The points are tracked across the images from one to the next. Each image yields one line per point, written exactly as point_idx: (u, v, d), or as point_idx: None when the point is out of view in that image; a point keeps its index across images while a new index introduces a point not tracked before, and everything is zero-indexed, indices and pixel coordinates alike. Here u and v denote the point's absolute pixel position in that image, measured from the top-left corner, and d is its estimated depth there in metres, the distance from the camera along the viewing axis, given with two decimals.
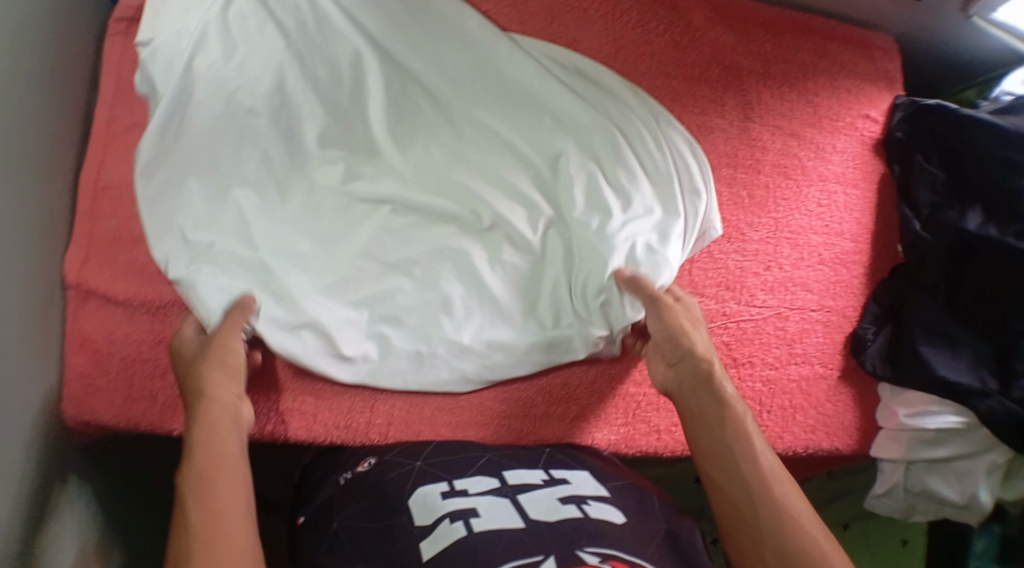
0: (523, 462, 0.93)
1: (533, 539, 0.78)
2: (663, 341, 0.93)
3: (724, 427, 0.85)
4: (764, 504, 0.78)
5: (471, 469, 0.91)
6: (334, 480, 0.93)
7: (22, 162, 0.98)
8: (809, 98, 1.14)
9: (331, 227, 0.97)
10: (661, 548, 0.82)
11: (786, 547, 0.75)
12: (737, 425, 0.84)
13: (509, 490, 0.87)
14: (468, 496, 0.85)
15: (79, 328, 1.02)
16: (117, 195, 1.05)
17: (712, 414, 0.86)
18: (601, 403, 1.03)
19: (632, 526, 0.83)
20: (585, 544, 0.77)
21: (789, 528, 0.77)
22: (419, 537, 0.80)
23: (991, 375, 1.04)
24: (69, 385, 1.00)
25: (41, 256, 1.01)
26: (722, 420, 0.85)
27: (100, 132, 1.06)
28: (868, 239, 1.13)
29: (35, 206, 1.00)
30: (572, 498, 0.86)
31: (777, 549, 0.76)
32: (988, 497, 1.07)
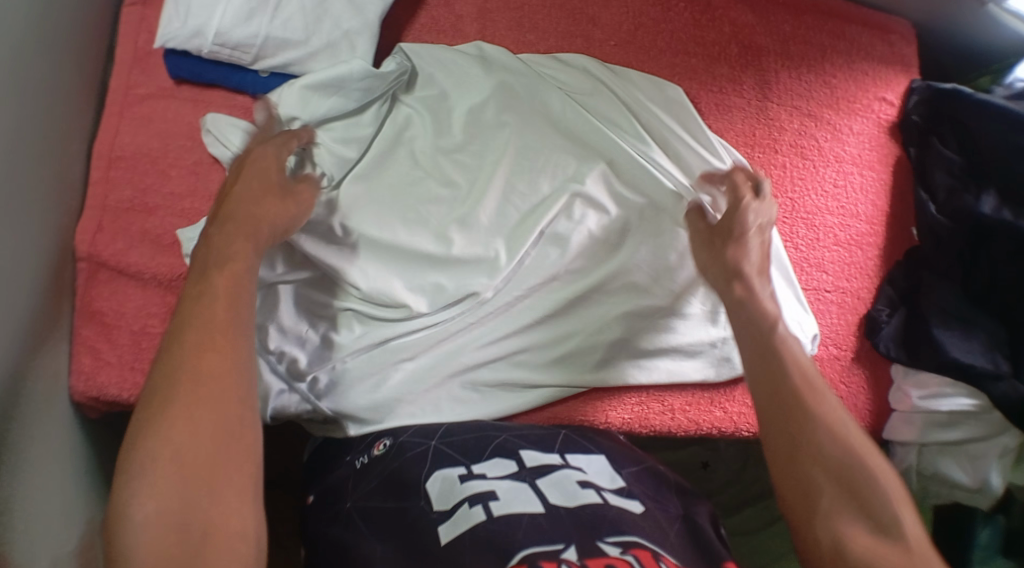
0: (540, 444, 0.94)
1: (552, 525, 0.81)
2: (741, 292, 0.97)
3: (778, 368, 0.90)
4: (811, 419, 0.86)
5: (488, 452, 0.92)
6: (350, 462, 0.95)
7: (39, 129, 0.98)
8: (826, 79, 1.15)
9: (405, 251, 1.00)
10: (678, 535, 0.85)
11: (822, 449, 0.85)
12: (783, 362, 0.90)
13: (526, 475, 0.88)
14: (486, 480, 0.87)
15: (89, 300, 1.01)
16: (130, 165, 1.04)
17: (766, 359, 0.91)
18: (625, 391, 1.04)
19: (649, 514, 0.86)
20: (606, 535, 0.80)
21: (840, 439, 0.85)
22: (438, 520, 0.84)
23: (1004, 358, 1.04)
24: (81, 358, 0.99)
25: (53, 224, 1.00)
26: (766, 349, 0.92)
27: (115, 101, 1.06)
28: (883, 222, 1.13)
29: (46, 174, 0.99)
30: (590, 484, 0.88)
31: (812, 449, 0.85)
32: (999, 481, 1.06)
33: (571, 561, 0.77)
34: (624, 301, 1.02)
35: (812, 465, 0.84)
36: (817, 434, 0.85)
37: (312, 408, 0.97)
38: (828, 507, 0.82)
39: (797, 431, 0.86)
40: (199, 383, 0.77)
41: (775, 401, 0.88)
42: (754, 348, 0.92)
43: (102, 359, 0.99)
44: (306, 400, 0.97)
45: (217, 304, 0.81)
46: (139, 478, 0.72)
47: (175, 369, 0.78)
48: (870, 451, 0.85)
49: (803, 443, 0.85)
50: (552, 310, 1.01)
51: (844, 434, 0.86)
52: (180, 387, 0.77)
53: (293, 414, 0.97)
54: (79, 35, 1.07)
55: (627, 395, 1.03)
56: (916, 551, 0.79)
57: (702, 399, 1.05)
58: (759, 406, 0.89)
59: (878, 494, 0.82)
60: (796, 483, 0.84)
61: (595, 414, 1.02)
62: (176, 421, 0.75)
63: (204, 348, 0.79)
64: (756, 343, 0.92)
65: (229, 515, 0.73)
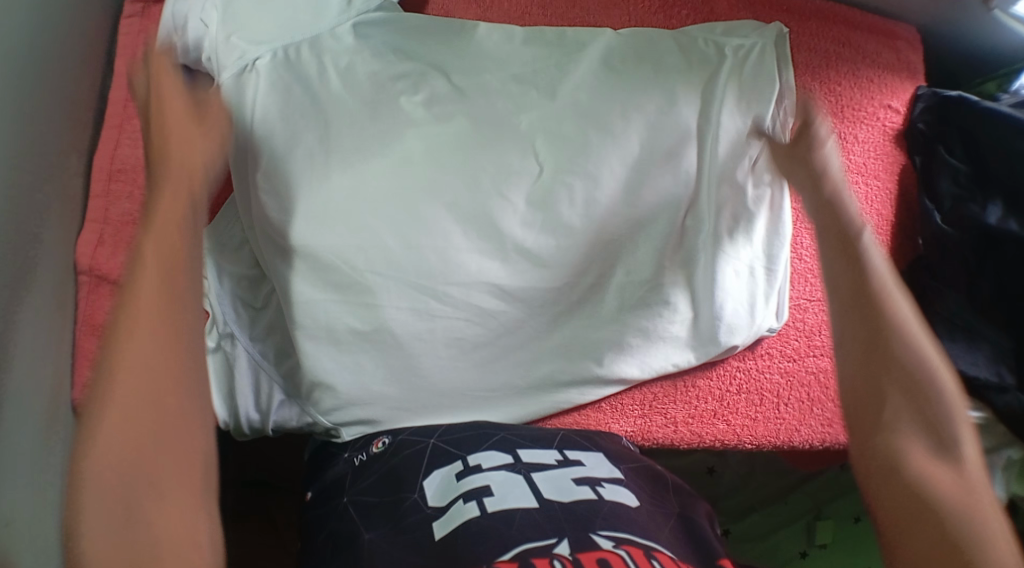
0: (539, 441, 0.93)
1: (546, 520, 0.79)
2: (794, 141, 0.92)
3: (854, 269, 0.82)
4: (889, 327, 0.79)
5: (485, 444, 0.91)
6: (350, 459, 0.95)
7: (40, 140, 0.98)
8: (832, 87, 1.13)
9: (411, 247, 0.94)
10: (674, 531, 0.84)
11: (905, 363, 0.77)
12: (864, 257, 0.83)
13: (522, 468, 0.87)
14: (482, 473, 0.86)
15: (91, 312, 1.00)
16: (133, 178, 1.04)
17: (837, 255, 0.84)
18: (628, 400, 1.04)
19: (645, 509, 0.85)
20: (599, 528, 0.79)
21: (917, 359, 0.77)
22: (431, 516, 0.82)
23: (1009, 370, 1.03)
24: (83, 371, 0.99)
25: (54, 234, 1.00)
26: (838, 230, 0.85)
27: (114, 114, 1.07)
28: (890, 231, 1.11)
29: (44, 188, 0.98)
30: (586, 480, 0.86)
31: (890, 364, 0.77)
32: (1003, 493, 1.08)
33: (564, 557, 0.74)
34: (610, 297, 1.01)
35: (885, 371, 0.77)
36: (895, 338, 0.78)
37: (313, 420, 0.98)
38: (897, 424, 0.75)
39: (872, 323, 0.79)
40: (137, 382, 0.68)
41: (849, 292, 0.82)
42: (832, 250, 0.84)
43: None
44: (303, 414, 0.98)
45: (143, 340, 0.69)
46: (78, 495, 0.64)
47: (110, 365, 0.69)
48: (940, 364, 0.78)
49: (878, 342, 0.78)
50: (558, 314, 1.00)
51: (914, 346, 0.78)
52: (116, 385, 0.68)
53: (292, 428, 0.99)
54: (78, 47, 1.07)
55: (631, 407, 1.03)
56: (971, 475, 0.73)
57: (706, 410, 1.04)
58: (832, 306, 0.82)
59: (943, 414, 0.75)
60: (869, 395, 0.77)
61: (598, 424, 1.03)
62: (114, 425, 0.66)
63: (138, 382, 0.68)
64: (826, 236, 0.85)
65: (183, 526, 0.65)
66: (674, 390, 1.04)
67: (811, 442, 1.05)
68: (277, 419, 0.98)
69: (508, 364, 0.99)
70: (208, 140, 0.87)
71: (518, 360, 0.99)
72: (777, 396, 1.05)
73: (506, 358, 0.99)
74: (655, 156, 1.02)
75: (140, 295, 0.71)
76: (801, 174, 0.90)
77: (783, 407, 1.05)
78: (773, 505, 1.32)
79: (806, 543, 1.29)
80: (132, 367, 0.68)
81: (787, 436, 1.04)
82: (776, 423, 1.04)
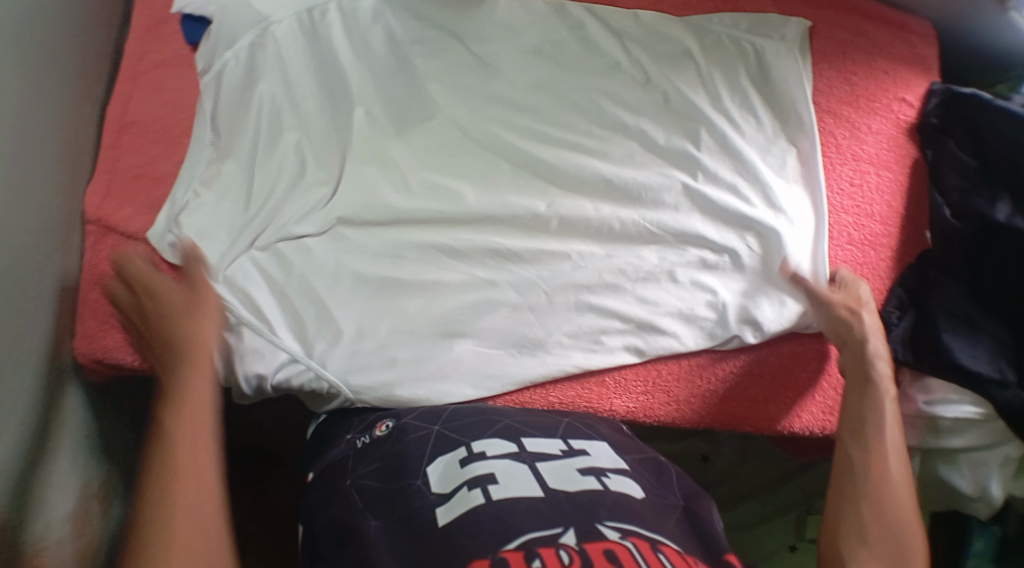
0: (542, 429, 0.92)
1: (551, 510, 0.79)
2: (832, 333, 1.00)
3: (868, 399, 0.94)
4: (881, 502, 0.86)
5: (489, 432, 0.90)
6: (350, 441, 0.93)
7: (51, 90, 0.97)
8: (848, 77, 1.14)
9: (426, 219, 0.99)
10: (678, 524, 0.84)
11: (887, 508, 0.86)
12: (876, 401, 0.93)
13: (527, 457, 0.86)
14: (487, 461, 0.85)
15: (96, 264, 0.98)
16: (142, 132, 1.02)
17: (869, 395, 0.94)
18: (627, 372, 1.01)
19: (650, 500, 0.84)
20: (605, 518, 0.79)
21: (899, 505, 0.86)
22: (435, 503, 0.82)
23: (1009, 366, 1.03)
24: (84, 323, 0.97)
25: (62, 184, 0.98)
26: (863, 415, 0.92)
27: (128, 69, 1.05)
28: (897, 222, 1.12)
29: (55, 138, 0.98)
30: (592, 470, 0.86)
31: (876, 502, 0.86)
32: (999, 491, 1.07)
33: (570, 548, 0.74)
34: (658, 293, 1.01)
35: (871, 517, 0.85)
36: (883, 491, 0.87)
37: (315, 376, 0.94)
38: (860, 554, 0.83)
39: (867, 489, 0.87)
40: (184, 491, 0.77)
41: (848, 464, 0.89)
42: (852, 383, 0.96)
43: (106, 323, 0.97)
44: (309, 368, 0.94)
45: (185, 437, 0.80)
46: None
47: (149, 522, 0.75)
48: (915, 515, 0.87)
49: (863, 518, 0.85)
50: (571, 282, 1.00)
51: (899, 498, 0.87)
52: (170, 513, 0.75)
53: (294, 387, 0.94)
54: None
55: (632, 382, 1.00)
56: None
57: (706, 391, 1.02)
58: (843, 435, 0.92)
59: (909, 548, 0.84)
60: (852, 532, 0.84)
61: (598, 398, 1.00)
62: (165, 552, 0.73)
63: (170, 470, 0.78)
64: (858, 379, 0.96)
65: None
66: (675, 364, 1.02)
67: (813, 429, 1.03)
68: (280, 377, 0.94)
69: (516, 323, 0.99)
70: (204, 322, 0.88)
71: (525, 321, 0.99)
72: (781, 381, 1.03)
73: (512, 325, 0.98)
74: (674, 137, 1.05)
75: (178, 397, 0.83)
76: (826, 319, 1.00)
77: (786, 392, 1.03)
78: (765, 493, 1.32)
79: (796, 537, 1.28)
80: (178, 489, 0.77)
81: (788, 422, 1.02)
82: (779, 408, 1.02)
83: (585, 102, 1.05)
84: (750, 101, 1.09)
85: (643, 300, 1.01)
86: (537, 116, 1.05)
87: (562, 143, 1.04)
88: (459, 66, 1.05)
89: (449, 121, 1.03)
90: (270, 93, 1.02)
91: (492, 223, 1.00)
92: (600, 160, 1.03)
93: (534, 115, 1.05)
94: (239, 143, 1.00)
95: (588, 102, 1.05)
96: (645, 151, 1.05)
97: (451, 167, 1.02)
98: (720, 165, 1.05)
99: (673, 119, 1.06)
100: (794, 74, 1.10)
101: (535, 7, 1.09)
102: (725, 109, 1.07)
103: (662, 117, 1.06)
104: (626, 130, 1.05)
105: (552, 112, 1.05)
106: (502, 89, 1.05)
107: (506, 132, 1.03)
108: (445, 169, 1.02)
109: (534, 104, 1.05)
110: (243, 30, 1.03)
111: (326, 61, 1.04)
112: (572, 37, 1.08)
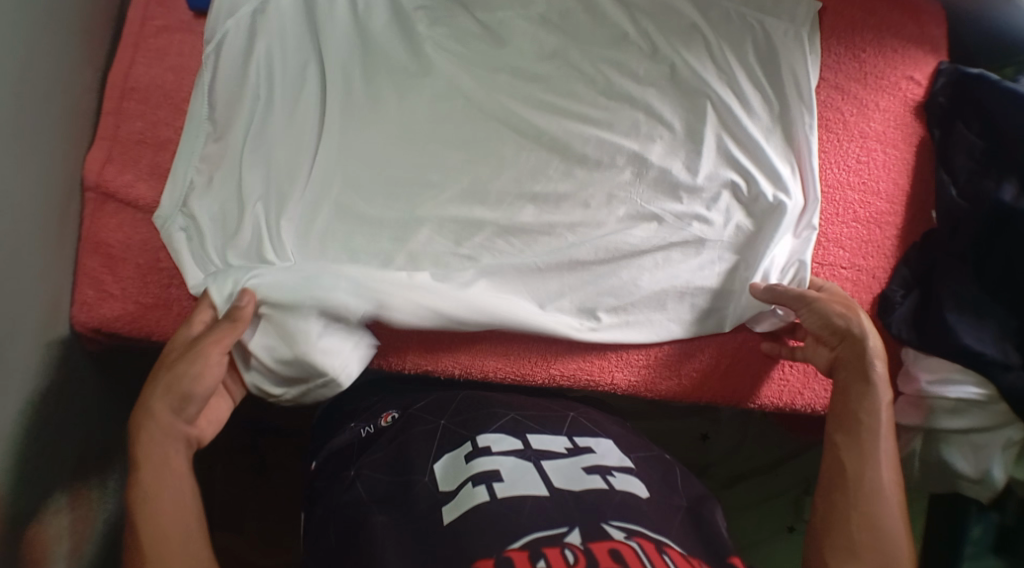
0: (548, 426, 0.92)
1: (557, 508, 0.79)
2: (819, 329, 0.95)
3: (865, 403, 0.89)
4: (867, 512, 0.84)
5: (495, 425, 0.90)
6: (357, 430, 0.96)
7: (54, 56, 0.96)
8: (856, 54, 1.13)
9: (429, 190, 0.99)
10: (683, 525, 0.83)
11: (872, 516, 0.83)
12: (873, 405, 0.89)
13: (533, 455, 0.86)
14: (493, 456, 0.85)
15: (95, 230, 0.98)
16: (144, 97, 1.02)
17: (863, 391, 0.90)
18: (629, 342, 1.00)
19: (655, 501, 0.84)
20: (611, 518, 0.79)
21: (886, 514, 0.84)
22: (442, 500, 0.82)
23: (1014, 349, 1.03)
24: (81, 291, 0.97)
25: (63, 149, 0.97)
26: (859, 411, 0.89)
27: (131, 32, 1.03)
28: (903, 202, 1.11)
29: (55, 108, 0.96)
30: (597, 469, 0.85)
31: (861, 511, 0.84)
32: (1002, 473, 1.06)
33: (575, 547, 0.75)
34: (663, 267, 1.00)
35: (859, 526, 0.83)
36: (871, 499, 0.84)
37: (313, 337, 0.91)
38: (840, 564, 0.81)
39: (852, 496, 0.85)
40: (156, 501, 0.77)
41: (836, 462, 0.87)
42: (846, 378, 0.91)
43: (106, 291, 0.97)
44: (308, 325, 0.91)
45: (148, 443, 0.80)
46: None
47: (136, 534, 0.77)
48: (902, 527, 0.84)
49: (847, 529, 0.83)
50: (576, 253, 0.99)
51: (888, 506, 0.84)
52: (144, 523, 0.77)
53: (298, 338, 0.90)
54: None
55: (634, 354, 1.00)
56: None
57: (706, 364, 1.01)
58: (834, 432, 0.89)
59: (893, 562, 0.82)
60: (838, 541, 0.82)
61: (601, 369, 0.99)
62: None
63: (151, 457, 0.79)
64: (852, 370, 0.91)
65: None
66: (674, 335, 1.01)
67: (814, 407, 1.02)
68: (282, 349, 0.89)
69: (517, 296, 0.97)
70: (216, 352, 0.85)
71: (527, 291, 0.98)
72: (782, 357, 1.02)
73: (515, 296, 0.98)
74: (679, 110, 1.04)
75: (151, 405, 0.81)
76: (816, 318, 0.95)
77: (788, 368, 1.02)
78: (764, 474, 1.31)
79: (795, 517, 1.27)
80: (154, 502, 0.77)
81: (789, 398, 1.02)
82: (780, 384, 1.01)
83: (593, 73, 1.04)
84: (756, 72, 1.07)
85: (662, 277, 1.00)
86: (543, 87, 1.04)
87: (568, 115, 1.03)
88: (464, 34, 1.05)
89: (454, 90, 1.02)
90: (266, 52, 1.01)
91: (498, 194, 1.00)
92: (608, 132, 1.02)
93: (541, 85, 1.04)
94: (236, 113, 0.99)
95: (596, 73, 1.04)
96: (651, 122, 1.04)
97: (456, 138, 1.01)
98: (726, 140, 1.04)
99: (678, 92, 1.05)
100: (800, 55, 1.07)
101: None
102: (732, 81, 1.06)
103: (669, 89, 1.05)
104: (633, 102, 1.04)
105: (559, 84, 1.04)
106: (509, 60, 1.04)
107: (512, 102, 1.02)
108: (450, 140, 1.01)
109: (540, 75, 1.04)
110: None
111: (325, 27, 1.02)
112: (581, 8, 1.07)
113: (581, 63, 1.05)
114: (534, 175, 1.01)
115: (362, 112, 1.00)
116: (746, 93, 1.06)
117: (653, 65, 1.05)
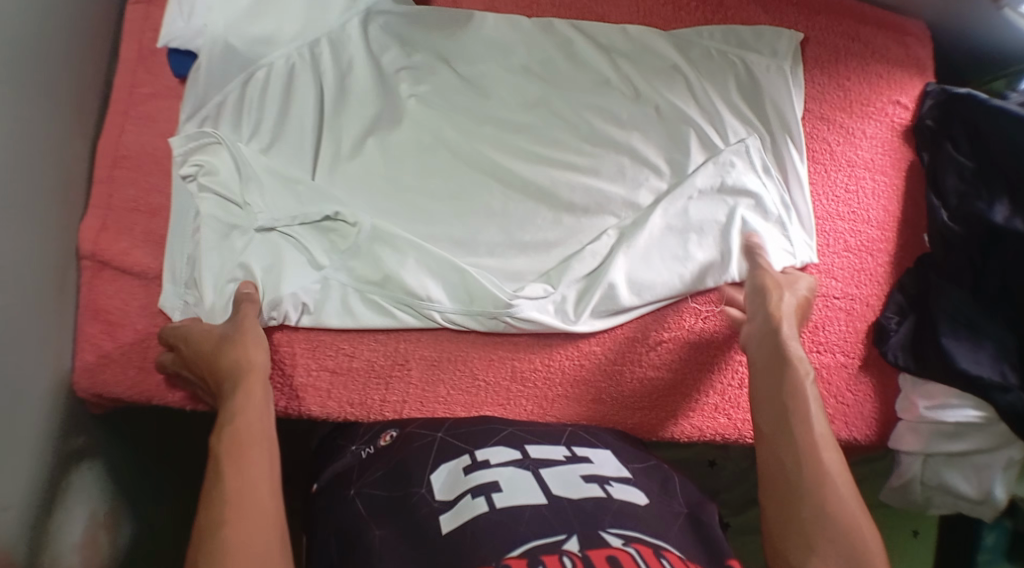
0: (546, 436, 0.94)
1: (557, 516, 0.80)
2: (753, 295, 0.98)
3: (791, 414, 0.88)
4: (817, 497, 0.82)
5: (493, 439, 0.91)
6: (356, 452, 0.95)
7: (44, 128, 0.97)
8: (840, 81, 1.13)
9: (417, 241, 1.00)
10: (682, 530, 0.83)
11: (823, 503, 0.82)
12: (800, 411, 0.88)
13: (531, 464, 0.87)
14: (491, 468, 0.86)
15: (95, 298, 0.99)
16: (135, 165, 1.03)
17: (785, 370, 0.91)
18: (622, 386, 1.01)
19: (654, 507, 0.84)
20: (609, 526, 0.79)
21: (836, 497, 0.82)
22: (440, 510, 0.83)
23: (1012, 369, 1.02)
24: (84, 357, 0.98)
25: (59, 219, 0.98)
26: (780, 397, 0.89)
27: (119, 101, 1.05)
28: (894, 227, 1.11)
29: (48, 178, 0.97)
30: (594, 477, 0.86)
31: (812, 500, 0.82)
32: (1004, 492, 1.04)
33: (573, 554, 0.75)
34: None
35: (812, 515, 0.81)
36: (813, 487, 0.83)
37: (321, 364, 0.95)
38: (814, 561, 0.79)
39: (797, 482, 0.84)
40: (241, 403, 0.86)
41: (775, 452, 0.87)
42: (765, 362, 0.92)
43: (107, 357, 0.98)
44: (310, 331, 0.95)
45: (244, 465, 0.80)
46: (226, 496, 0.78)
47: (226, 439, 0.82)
48: (856, 502, 0.82)
49: (804, 512, 0.82)
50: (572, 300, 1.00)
51: (836, 493, 0.82)
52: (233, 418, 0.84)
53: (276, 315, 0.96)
54: (81, 28, 1.04)
55: (630, 399, 1.01)
56: None
57: (705, 403, 1.02)
58: (762, 424, 0.89)
59: (856, 539, 0.80)
60: (795, 536, 0.81)
61: (598, 417, 1.01)
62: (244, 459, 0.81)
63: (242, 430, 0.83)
64: (767, 349, 0.93)
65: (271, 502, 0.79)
66: (669, 372, 1.02)
67: None
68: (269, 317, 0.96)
69: None
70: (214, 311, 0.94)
71: None
72: None
73: None
74: (665, 151, 1.05)
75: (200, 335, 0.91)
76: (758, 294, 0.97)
77: None
78: None
79: None
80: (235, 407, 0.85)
81: None
82: None
83: (578, 119, 1.05)
84: (738, 108, 1.08)
85: None
86: (527, 134, 1.04)
87: (553, 163, 1.03)
88: (446, 87, 1.05)
89: (441, 144, 1.04)
90: (252, 117, 1.02)
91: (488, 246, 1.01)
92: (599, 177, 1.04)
93: (524, 134, 1.04)
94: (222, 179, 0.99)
95: (579, 119, 1.05)
96: (636, 164, 1.04)
97: (440, 188, 1.02)
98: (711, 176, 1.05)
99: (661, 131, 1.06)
100: (784, 90, 1.08)
101: (520, 23, 1.08)
102: (714, 115, 1.07)
103: (655, 130, 1.05)
104: (618, 145, 1.05)
105: (542, 129, 1.04)
106: (492, 110, 1.05)
107: (497, 150, 1.04)
108: (438, 194, 1.02)
109: (524, 123, 1.05)
110: (229, 69, 1.02)
111: (307, 89, 1.03)
112: (562, 54, 1.08)
113: (565, 109, 1.05)
114: (523, 224, 1.02)
115: (351, 171, 1.02)
116: (730, 128, 1.06)
117: (637, 105, 1.06)
